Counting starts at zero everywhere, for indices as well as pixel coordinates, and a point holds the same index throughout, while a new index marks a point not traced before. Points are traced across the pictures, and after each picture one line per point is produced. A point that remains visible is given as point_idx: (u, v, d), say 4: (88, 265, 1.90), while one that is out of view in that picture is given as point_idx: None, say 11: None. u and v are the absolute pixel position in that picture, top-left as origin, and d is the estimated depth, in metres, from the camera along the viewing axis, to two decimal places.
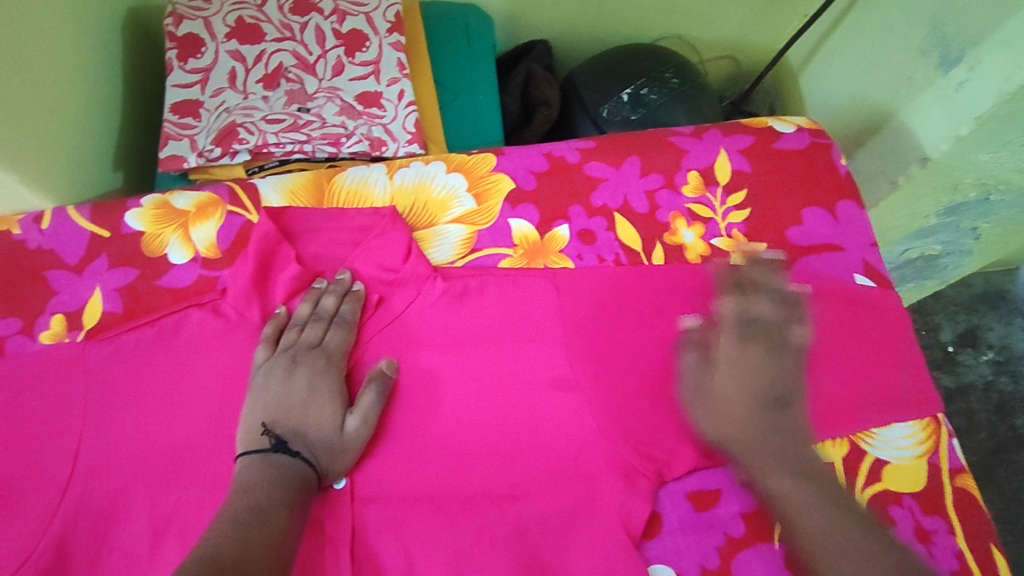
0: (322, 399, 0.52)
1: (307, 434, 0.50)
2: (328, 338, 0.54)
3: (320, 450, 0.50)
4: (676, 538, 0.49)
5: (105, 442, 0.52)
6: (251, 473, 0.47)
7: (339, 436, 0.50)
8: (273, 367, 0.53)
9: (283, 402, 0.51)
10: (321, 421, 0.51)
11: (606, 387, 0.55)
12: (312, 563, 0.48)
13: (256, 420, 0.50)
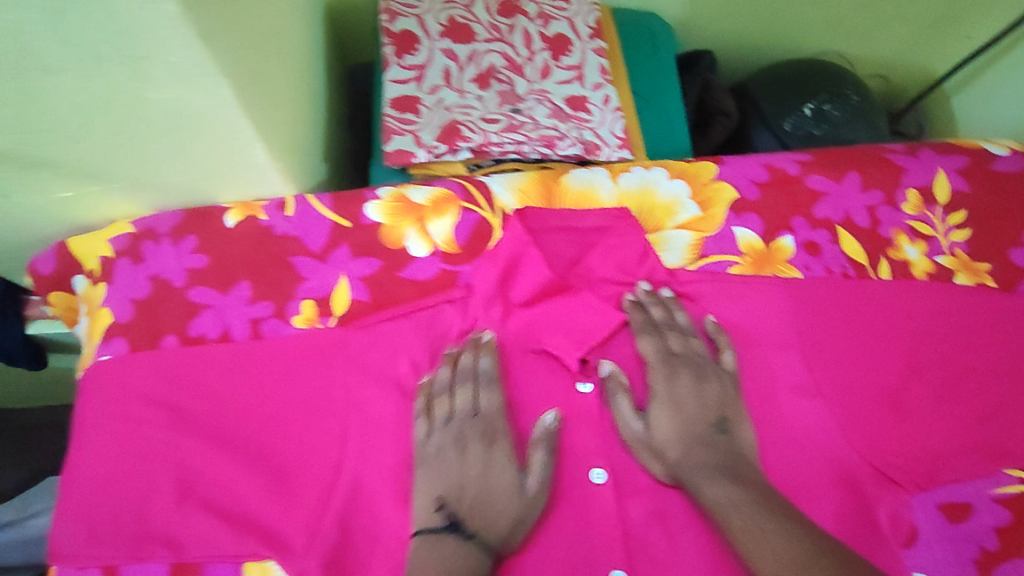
0: (497, 466, 0.54)
1: (491, 504, 0.53)
2: (483, 402, 0.56)
3: (501, 518, 0.52)
4: (931, 547, 0.51)
5: (376, 425, 0.55)
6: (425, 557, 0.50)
7: (523, 501, 0.52)
8: (442, 443, 0.55)
9: (457, 476, 0.54)
10: (500, 489, 0.53)
11: (845, 398, 0.56)
12: (588, 549, 0.51)
13: (440, 497, 0.53)
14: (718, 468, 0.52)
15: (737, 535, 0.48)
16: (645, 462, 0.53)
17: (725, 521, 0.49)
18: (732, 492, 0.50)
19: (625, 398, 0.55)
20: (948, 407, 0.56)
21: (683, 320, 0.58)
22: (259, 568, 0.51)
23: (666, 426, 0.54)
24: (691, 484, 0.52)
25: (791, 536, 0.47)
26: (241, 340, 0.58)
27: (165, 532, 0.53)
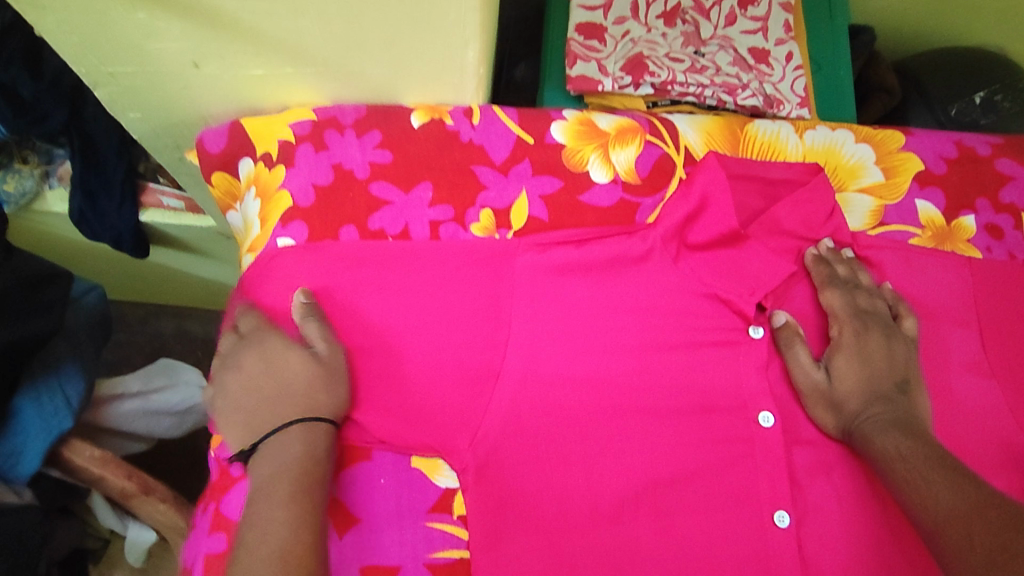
0: (279, 357, 0.51)
1: (289, 392, 0.49)
2: (242, 325, 0.53)
3: (318, 395, 0.49)
4: None
5: (547, 338, 0.55)
6: (263, 468, 0.46)
7: (315, 374, 0.50)
8: (223, 384, 0.52)
9: (252, 391, 0.50)
10: (292, 372, 0.50)
11: (1019, 381, 0.56)
12: (753, 488, 0.52)
13: (246, 422, 0.50)
14: (894, 421, 0.50)
15: (907, 485, 0.47)
16: (819, 415, 0.54)
17: (898, 473, 0.48)
18: (907, 445, 0.48)
19: (802, 346, 0.55)
20: None
21: (869, 282, 0.57)
22: (427, 464, 0.51)
23: (845, 379, 0.53)
24: (865, 438, 0.51)
25: (959, 489, 0.44)
26: (419, 239, 0.57)
27: None
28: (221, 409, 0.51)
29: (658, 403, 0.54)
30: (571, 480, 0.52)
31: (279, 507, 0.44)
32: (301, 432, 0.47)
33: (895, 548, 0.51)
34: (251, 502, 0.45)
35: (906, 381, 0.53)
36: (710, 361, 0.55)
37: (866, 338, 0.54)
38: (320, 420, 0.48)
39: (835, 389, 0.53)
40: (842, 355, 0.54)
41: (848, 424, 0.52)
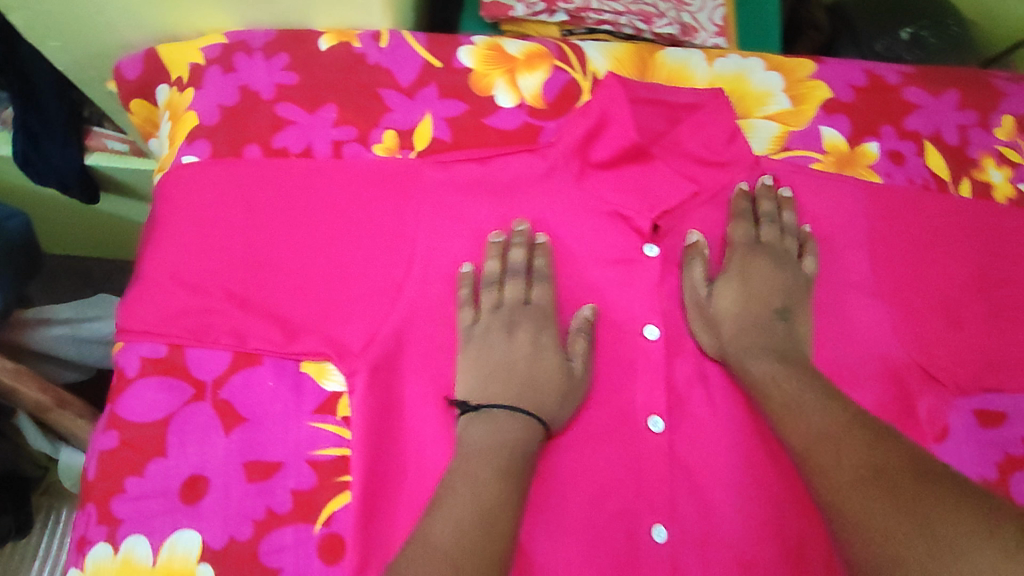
0: (545, 350, 0.54)
1: (537, 385, 0.53)
2: (536, 295, 0.56)
3: (553, 402, 0.52)
4: (960, 447, 0.55)
5: (442, 254, 0.56)
6: (474, 437, 0.49)
7: (563, 382, 0.53)
8: (489, 326, 0.55)
9: (507, 359, 0.54)
10: (548, 370, 0.53)
11: (904, 302, 0.57)
12: (634, 398, 0.54)
13: (481, 383, 0.53)
14: (771, 351, 0.54)
15: (776, 409, 0.51)
16: (703, 338, 0.55)
17: (769, 399, 0.52)
18: (780, 373, 0.52)
19: (701, 264, 0.57)
20: (1001, 325, 0.57)
21: (789, 220, 0.59)
22: (317, 369, 0.52)
23: (728, 304, 0.56)
24: (740, 361, 0.54)
25: (830, 416, 0.49)
26: (322, 158, 0.58)
27: (227, 324, 0.52)
28: (472, 347, 0.54)
29: (549, 319, 0.56)
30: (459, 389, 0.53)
31: (488, 489, 0.46)
32: (518, 424, 0.50)
33: (766, 457, 0.53)
34: (451, 477, 0.48)
35: (794, 305, 0.57)
36: (600, 280, 0.57)
37: (761, 267, 0.58)
38: (537, 424, 0.50)
39: (721, 313, 0.56)
40: (732, 285, 0.57)
41: (726, 346, 0.55)
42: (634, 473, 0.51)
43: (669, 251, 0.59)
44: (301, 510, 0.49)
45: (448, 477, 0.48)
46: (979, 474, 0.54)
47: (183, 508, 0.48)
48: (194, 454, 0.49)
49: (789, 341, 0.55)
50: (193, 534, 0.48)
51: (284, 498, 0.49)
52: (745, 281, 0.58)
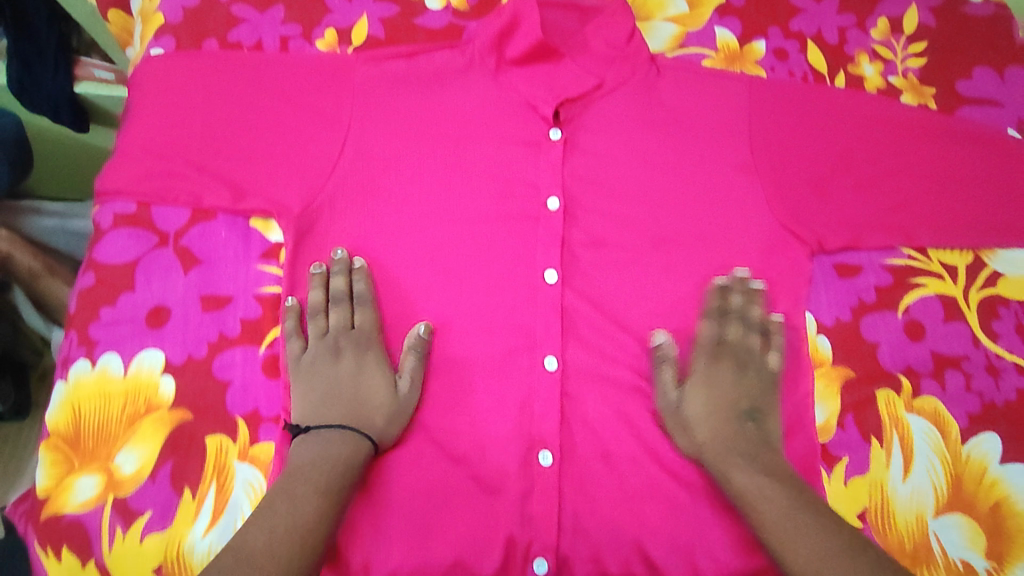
0: (370, 371, 0.57)
1: (365, 407, 0.55)
2: (730, 332, 0.60)
3: (378, 418, 0.56)
4: (818, 294, 0.63)
5: (371, 133, 0.64)
6: (305, 456, 0.51)
7: (388, 403, 0.56)
8: (705, 372, 0.59)
9: (337, 383, 0.56)
10: (375, 393, 0.56)
11: (777, 175, 0.66)
12: (532, 255, 0.63)
13: (314, 407, 0.55)
14: (749, 456, 0.54)
15: (762, 520, 0.51)
16: (683, 444, 0.57)
17: (753, 507, 0.52)
18: (757, 481, 0.53)
19: (670, 368, 0.58)
20: (864, 197, 0.65)
21: (755, 315, 0.61)
22: (263, 224, 0.62)
23: (700, 426, 0.57)
24: (723, 469, 0.54)
25: (826, 531, 0.49)
26: (271, 51, 0.67)
27: (186, 187, 0.61)
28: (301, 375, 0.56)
29: (465, 188, 0.64)
30: (383, 245, 0.63)
31: (305, 508, 0.48)
32: (346, 440, 0.53)
33: (643, 303, 0.63)
34: (281, 484, 0.50)
35: (766, 409, 0.58)
36: (511, 156, 0.66)
37: (716, 380, 0.58)
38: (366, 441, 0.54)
39: (685, 428, 0.57)
40: (701, 406, 0.57)
41: (704, 452, 0.56)
42: (528, 314, 0.62)
43: (573, 133, 0.67)
44: (248, 335, 0.59)
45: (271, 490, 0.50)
46: (835, 316, 0.63)
47: (149, 332, 0.58)
48: (157, 287, 0.59)
49: (757, 439, 0.56)
50: (157, 351, 0.57)
51: (234, 325, 0.59)
52: (638, 159, 0.66)
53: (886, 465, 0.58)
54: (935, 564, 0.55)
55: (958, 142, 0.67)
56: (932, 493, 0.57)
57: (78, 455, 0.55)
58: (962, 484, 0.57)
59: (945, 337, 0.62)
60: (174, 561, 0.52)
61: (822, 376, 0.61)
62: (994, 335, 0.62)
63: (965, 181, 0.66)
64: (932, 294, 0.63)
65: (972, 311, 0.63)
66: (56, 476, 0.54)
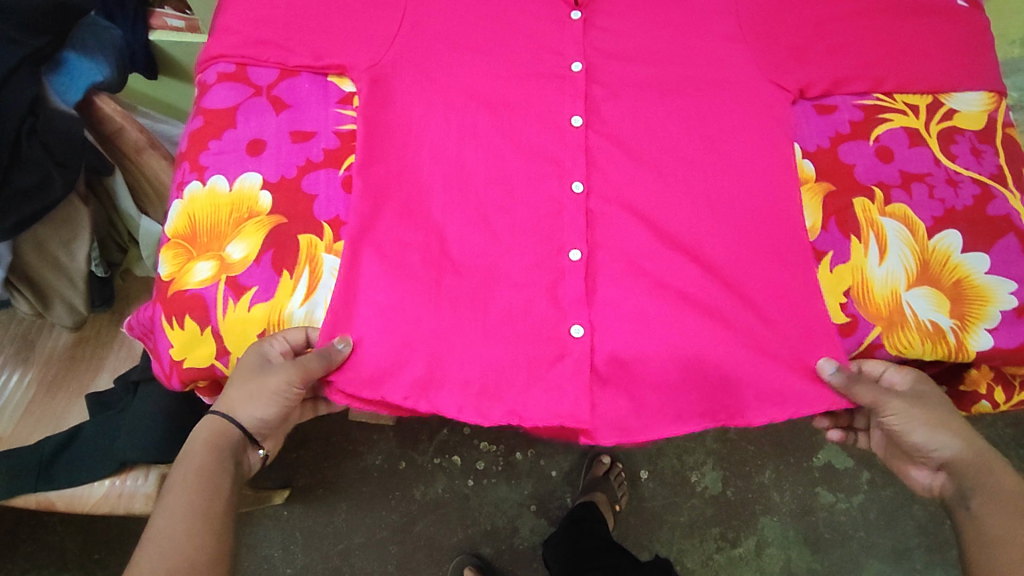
0: (247, 346, 0.65)
1: (232, 390, 0.65)
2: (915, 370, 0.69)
3: (237, 398, 0.65)
4: (802, 129, 0.75)
5: (422, 8, 0.78)
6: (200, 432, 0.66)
7: (258, 377, 0.63)
8: (934, 396, 0.67)
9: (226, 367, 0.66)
10: (241, 366, 0.64)
11: (763, 39, 0.78)
12: (559, 104, 0.75)
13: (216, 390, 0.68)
14: (996, 467, 0.66)
15: (997, 513, 0.63)
16: (936, 443, 0.67)
17: (994, 500, 0.63)
18: (1003, 485, 0.64)
19: (862, 386, 0.64)
20: (837, 55, 0.77)
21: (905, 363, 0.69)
22: (337, 79, 0.76)
23: (953, 432, 0.66)
24: (978, 473, 0.65)
25: None
26: None
27: (276, 56, 0.75)
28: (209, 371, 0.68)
29: (500, 51, 0.77)
30: (434, 95, 0.75)
31: (186, 522, 0.58)
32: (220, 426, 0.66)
33: (655, 142, 0.73)
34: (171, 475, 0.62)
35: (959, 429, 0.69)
36: (540, 28, 0.78)
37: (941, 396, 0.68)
38: (233, 423, 0.66)
39: (943, 429, 0.66)
40: (948, 414, 0.67)
41: (949, 454, 0.66)
42: (556, 151, 0.73)
43: (591, 14, 0.79)
44: (329, 161, 0.72)
45: (159, 500, 0.60)
46: (816, 143, 0.74)
47: (248, 158, 0.71)
48: (257, 125, 0.73)
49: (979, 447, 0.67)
50: (255, 174, 0.70)
51: (318, 152, 0.72)
52: (645, 29, 0.78)
53: (864, 254, 0.69)
54: (906, 325, 0.66)
55: (916, 8, 0.80)
56: (903, 274, 0.68)
57: (196, 248, 0.67)
58: (929, 265, 0.68)
59: (910, 158, 0.73)
60: (277, 325, 0.65)
61: (807, 191, 0.72)
62: (952, 156, 0.74)
63: (924, 38, 0.78)
64: (898, 125, 0.75)
65: (932, 139, 0.74)
66: (177, 265, 0.67)
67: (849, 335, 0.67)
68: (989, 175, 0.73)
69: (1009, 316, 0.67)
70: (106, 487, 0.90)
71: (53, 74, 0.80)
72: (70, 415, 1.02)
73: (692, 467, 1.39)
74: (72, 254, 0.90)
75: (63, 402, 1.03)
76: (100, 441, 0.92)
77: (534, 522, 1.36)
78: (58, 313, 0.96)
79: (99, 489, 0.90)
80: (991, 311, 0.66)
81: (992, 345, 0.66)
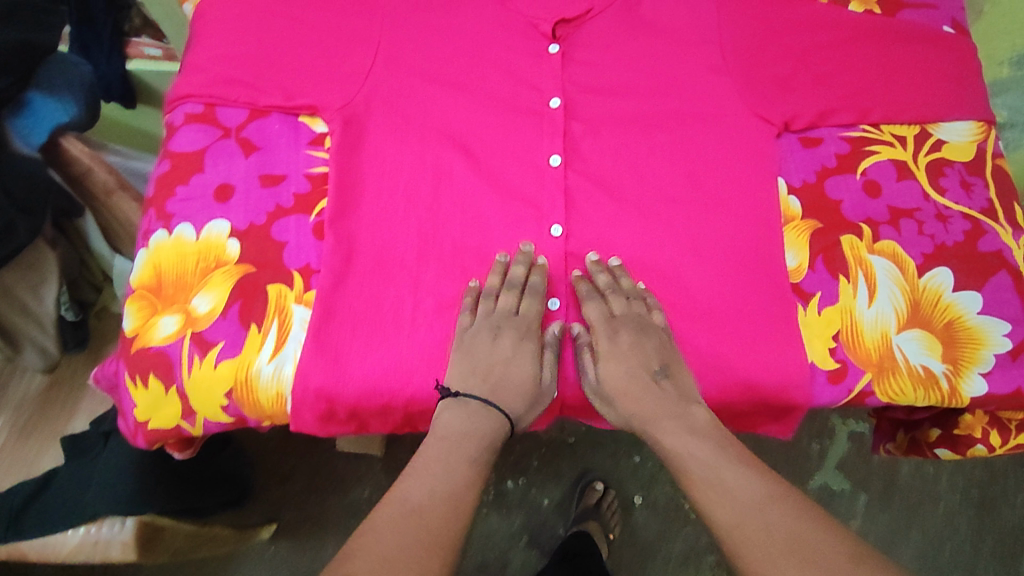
0: (522, 356, 0.65)
1: (505, 386, 0.64)
2: (616, 305, 0.65)
3: (519, 403, 0.64)
4: (787, 163, 0.73)
5: (396, 45, 0.76)
6: (454, 420, 0.61)
7: (536, 388, 0.65)
8: (626, 346, 0.64)
9: (489, 361, 0.64)
10: (522, 371, 0.65)
11: (747, 71, 0.76)
12: (538, 142, 0.73)
13: (466, 374, 0.63)
14: (670, 418, 0.62)
15: (691, 477, 0.59)
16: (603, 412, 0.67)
17: (678, 464, 0.60)
18: (682, 442, 0.61)
19: (551, 351, 0.66)
20: (823, 85, 0.75)
21: (626, 286, 0.66)
22: (309, 119, 0.74)
23: (620, 390, 0.65)
24: (649, 432, 0.63)
25: (743, 481, 0.57)
26: None
27: (246, 96, 0.73)
28: (462, 354, 0.63)
29: (477, 88, 0.75)
30: (408, 135, 0.72)
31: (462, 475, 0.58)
32: (486, 413, 0.62)
33: (637, 180, 0.71)
34: (427, 446, 0.60)
35: (636, 356, 0.64)
36: (518, 63, 0.76)
37: (653, 345, 0.65)
38: (503, 419, 0.63)
39: (616, 390, 0.65)
40: (635, 366, 0.64)
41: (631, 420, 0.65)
42: (535, 192, 0.70)
43: (570, 47, 0.77)
44: (300, 206, 0.69)
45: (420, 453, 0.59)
46: (802, 179, 0.72)
47: (216, 204, 0.69)
48: (224, 170, 0.71)
49: (663, 397, 0.63)
50: (223, 221, 0.68)
51: (289, 197, 0.70)
52: (626, 62, 0.76)
53: (853, 295, 0.66)
54: (897, 370, 0.64)
55: (902, 36, 0.78)
56: (894, 315, 0.65)
57: (161, 300, 0.65)
58: (920, 306, 0.66)
59: (899, 192, 0.71)
60: (243, 384, 0.62)
61: (792, 229, 0.70)
62: (941, 190, 0.71)
63: (911, 67, 0.76)
64: (885, 158, 0.73)
65: (921, 171, 0.72)
66: (140, 319, 0.64)
67: (838, 382, 0.64)
68: (980, 210, 0.71)
69: (1004, 359, 0.64)
70: (81, 535, 0.78)
71: (14, 116, 0.77)
72: (44, 459, 0.99)
73: (686, 493, 1.37)
74: (40, 298, 0.87)
75: (36, 446, 1.00)
76: (74, 489, 0.90)
77: (526, 553, 1.33)
78: (29, 357, 0.94)
79: (73, 537, 0.78)
80: (984, 355, 0.64)
81: (986, 390, 0.63)
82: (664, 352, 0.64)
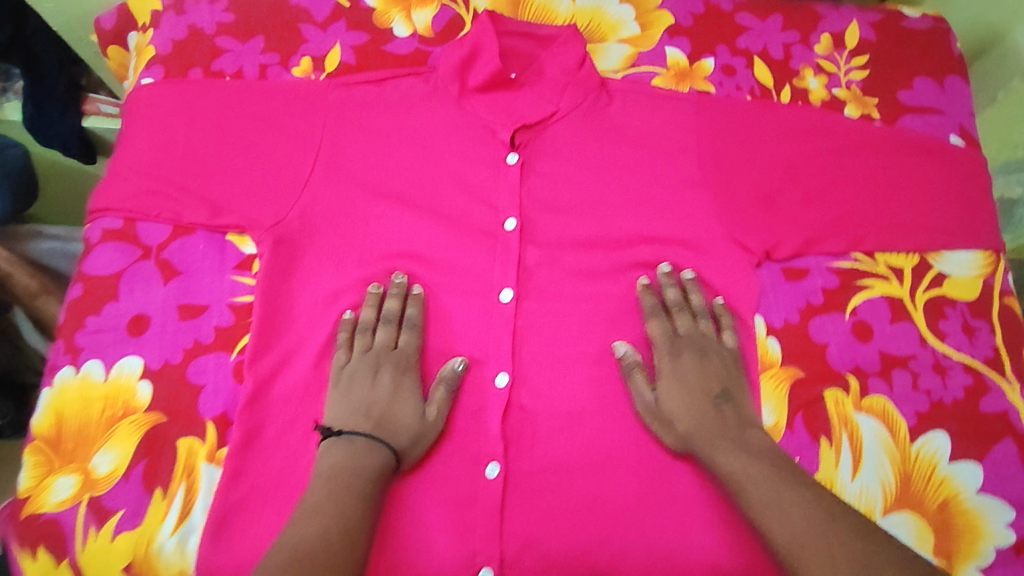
0: (405, 394, 0.59)
1: (391, 424, 0.57)
2: (680, 322, 0.63)
3: (403, 437, 0.57)
4: (768, 296, 0.65)
5: (338, 153, 0.68)
6: (335, 455, 0.54)
7: (429, 424, 0.58)
8: (680, 358, 0.61)
9: (368, 399, 0.58)
10: (405, 411, 0.58)
11: (727, 187, 0.67)
12: (490, 269, 0.65)
13: (344, 413, 0.58)
14: (730, 438, 0.56)
15: (750, 500, 0.52)
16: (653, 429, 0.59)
17: (737, 484, 0.53)
18: (744, 461, 0.54)
19: (638, 372, 0.61)
20: (813, 206, 0.67)
21: (698, 305, 0.64)
22: (237, 238, 0.67)
23: (677, 406, 0.59)
24: (704, 449, 0.56)
25: (808, 503, 0.50)
26: (250, 78, 0.73)
27: (170, 211, 0.66)
28: (341, 390, 0.59)
29: (426, 204, 0.68)
30: (346, 260, 0.65)
31: (353, 503, 0.51)
32: (364, 449, 0.55)
33: (597, 318, 0.64)
34: (317, 481, 0.53)
35: (693, 370, 0.60)
36: (473, 174, 0.69)
37: (716, 361, 0.61)
38: (385, 448, 0.55)
39: (674, 402, 0.59)
40: (694, 381, 0.60)
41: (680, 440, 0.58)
42: (484, 330, 0.64)
43: (530, 156, 0.70)
44: (222, 342, 0.63)
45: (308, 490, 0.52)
46: (783, 317, 0.65)
47: (128, 339, 0.62)
48: (140, 297, 0.64)
49: (721, 414, 0.58)
50: (136, 358, 0.62)
51: (209, 332, 0.63)
52: (591, 176, 0.69)
53: (835, 464, 0.59)
54: None
55: (904, 149, 0.70)
56: (881, 491, 0.58)
57: (58, 457, 0.59)
58: (911, 480, 0.58)
59: (892, 338, 0.63)
60: (143, 560, 0.56)
61: (770, 379, 0.62)
62: (940, 334, 0.64)
63: (914, 185, 0.68)
64: (878, 294, 0.65)
65: (918, 311, 0.65)
66: (37, 476, 0.58)
67: None
68: (983, 360, 0.63)
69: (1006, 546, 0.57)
70: None
71: None
72: None
73: None
74: None
75: None
76: None
77: None
78: None
79: None
80: (984, 549, 0.57)
81: None
82: (724, 370, 0.60)
